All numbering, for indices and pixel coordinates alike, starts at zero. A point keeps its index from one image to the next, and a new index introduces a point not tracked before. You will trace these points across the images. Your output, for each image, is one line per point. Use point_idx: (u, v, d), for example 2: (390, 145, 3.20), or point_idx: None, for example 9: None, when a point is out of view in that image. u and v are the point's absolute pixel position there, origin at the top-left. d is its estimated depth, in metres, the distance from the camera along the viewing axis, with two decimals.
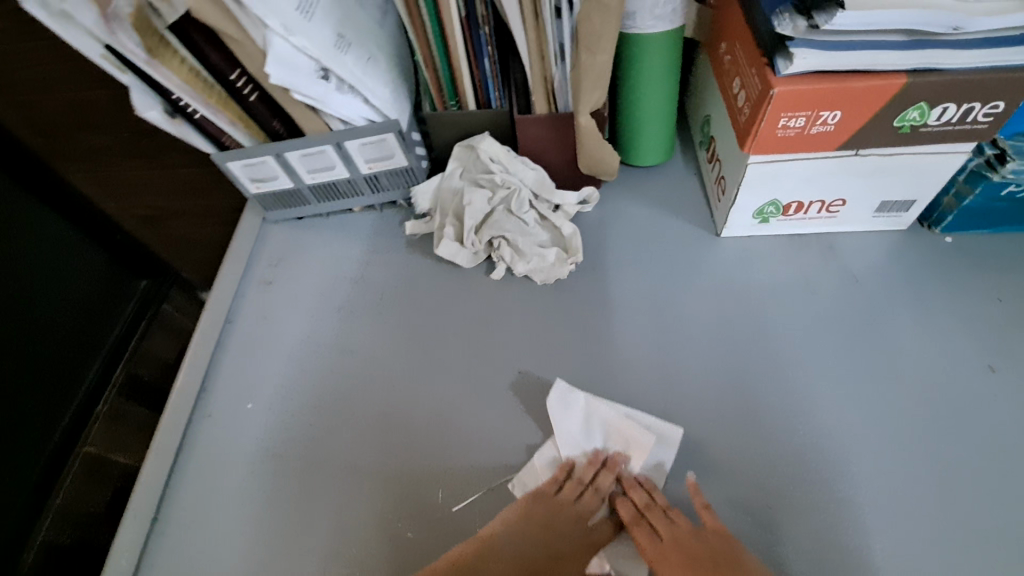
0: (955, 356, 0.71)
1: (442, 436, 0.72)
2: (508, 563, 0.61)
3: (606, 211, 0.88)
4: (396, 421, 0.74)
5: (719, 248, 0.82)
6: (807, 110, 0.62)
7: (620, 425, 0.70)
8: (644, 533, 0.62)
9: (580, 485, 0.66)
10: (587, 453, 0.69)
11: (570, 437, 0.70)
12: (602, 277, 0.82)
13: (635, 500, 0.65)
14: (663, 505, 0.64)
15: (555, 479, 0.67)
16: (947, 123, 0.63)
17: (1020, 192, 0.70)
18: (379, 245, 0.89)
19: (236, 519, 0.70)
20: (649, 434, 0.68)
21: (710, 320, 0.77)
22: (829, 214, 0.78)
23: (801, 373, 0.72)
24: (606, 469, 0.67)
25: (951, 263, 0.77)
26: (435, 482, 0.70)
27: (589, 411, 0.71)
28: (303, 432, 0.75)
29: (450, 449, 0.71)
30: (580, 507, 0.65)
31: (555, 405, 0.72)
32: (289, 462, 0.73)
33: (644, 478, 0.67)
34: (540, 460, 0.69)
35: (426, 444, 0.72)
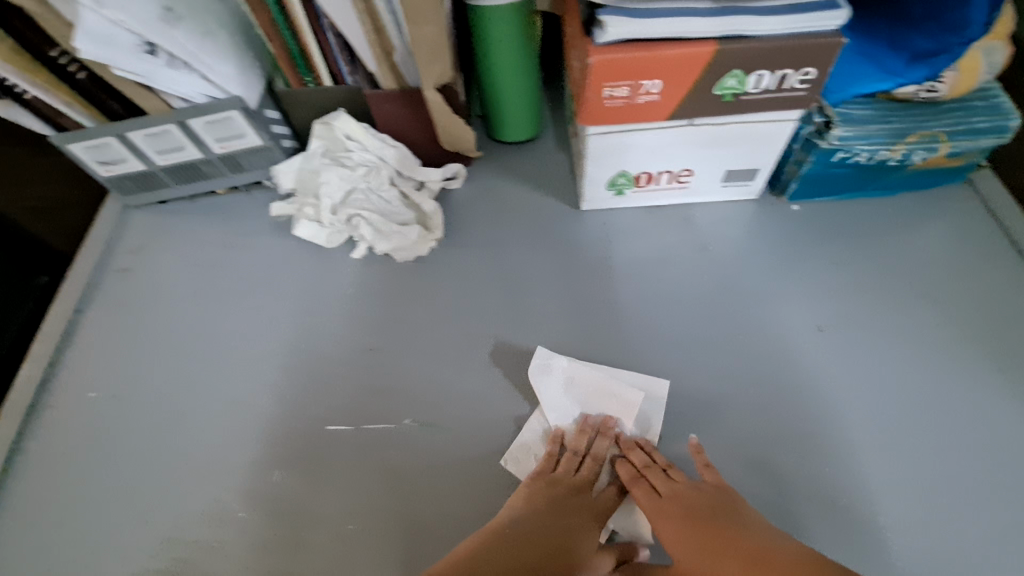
0: (792, 319, 0.74)
1: (300, 382, 0.73)
2: (519, 544, 0.55)
3: (473, 188, 0.87)
4: (357, 382, 0.72)
5: (581, 221, 0.83)
6: (628, 80, 0.62)
7: (604, 383, 0.69)
8: (643, 490, 0.61)
9: (576, 456, 0.64)
10: (575, 420, 0.68)
11: (557, 405, 0.69)
12: (467, 254, 0.82)
13: (635, 460, 0.64)
14: (663, 464, 0.63)
15: (550, 454, 0.64)
16: (766, 90, 0.64)
17: (850, 159, 0.72)
18: (243, 227, 0.86)
19: (108, 487, 0.68)
20: (636, 391, 0.68)
21: (568, 293, 0.77)
22: (680, 184, 0.79)
23: (647, 341, 0.73)
24: (600, 434, 0.66)
25: (798, 230, 0.80)
26: (295, 426, 0.70)
27: (572, 374, 0.70)
28: (158, 385, 0.74)
29: (308, 390, 0.72)
30: (581, 477, 0.63)
31: (536, 371, 0.71)
32: (270, 442, 0.69)
33: (642, 439, 0.66)
34: (530, 433, 0.67)
35: (294, 387, 0.72)
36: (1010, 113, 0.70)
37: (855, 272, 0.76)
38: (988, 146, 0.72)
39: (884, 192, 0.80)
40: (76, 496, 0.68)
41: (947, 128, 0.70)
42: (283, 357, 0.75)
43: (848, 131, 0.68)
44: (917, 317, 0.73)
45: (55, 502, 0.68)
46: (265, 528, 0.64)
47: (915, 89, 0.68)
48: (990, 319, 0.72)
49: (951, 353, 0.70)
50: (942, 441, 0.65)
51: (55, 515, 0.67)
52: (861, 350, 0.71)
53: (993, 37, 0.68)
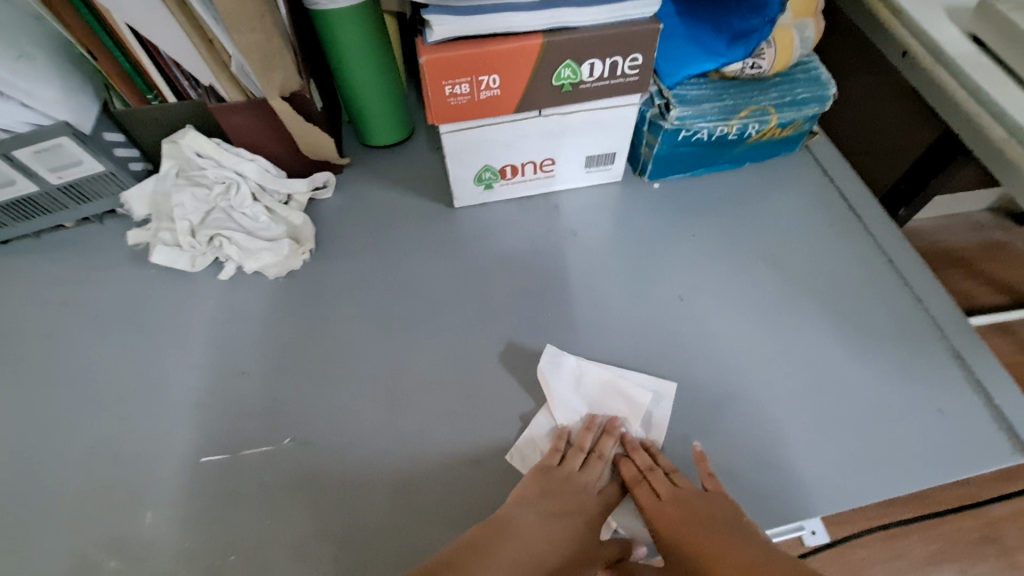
0: (653, 291, 0.77)
1: (178, 417, 0.69)
2: (519, 541, 0.56)
3: (345, 196, 0.86)
4: (284, 412, 0.69)
5: (457, 219, 0.84)
6: (465, 76, 0.63)
7: (611, 382, 0.70)
8: (645, 492, 0.61)
9: (582, 452, 0.65)
10: (582, 418, 0.68)
11: (565, 405, 0.68)
12: (342, 263, 0.80)
13: (638, 462, 0.64)
14: (667, 468, 0.63)
15: (555, 450, 0.64)
16: (601, 78, 0.66)
17: (694, 136, 0.76)
18: (98, 260, 0.81)
19: None
20: (644, 391, 0.69)
21: (449, 291, 0.78)
22: (546, 173, 0.81)
23: (524, 330, 0.74)
24: (605, 434, 0.66)
25: (661, 206, 0.84)
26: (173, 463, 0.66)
27: (586, 373, 0.70)
28: (12, 440, 0.69)
29: (188, 424, 0.69)
30: (586, 474, 0.63)
31: (548, 369, 0.70)
32: (203, 483, 0.65)
33: (646, 440, 0.66)
34: (537, 431, 0.67)
35: (174, 422, 0.69)
36: (826, 85, 0.77)
37: (715, 240, 0.81)
38: (813, 116, 0.79)
39: (733, 164, 0.86)
40: None
41: (772, 102, 0.76)
42: (153, 393, 0.71)
43: (683, 111, 0.73)
44: (769, 276, 0.78)
45: None
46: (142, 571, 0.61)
47: (740, 67, 0.73)
48: (832, 270, 0.77)
49: (800, 305, 0.75)
50: (794, 388, 0.69)
51: None
52: (719, 313, 0.75)
53: (804, 14, 0.75)
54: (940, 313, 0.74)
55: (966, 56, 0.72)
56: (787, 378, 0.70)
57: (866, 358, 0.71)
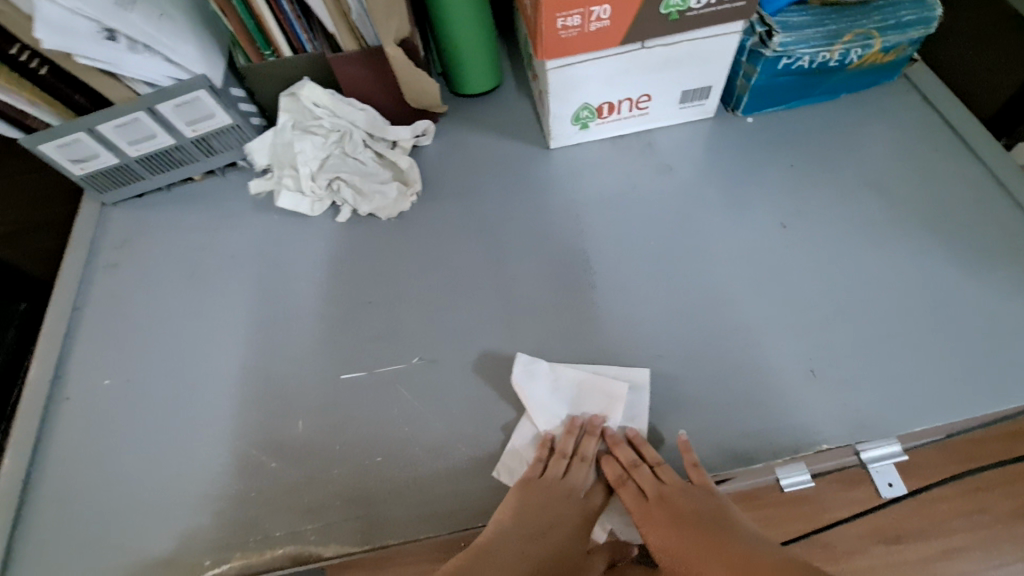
0: (750, 221, 0.79)
1: (310, 346, 0.75)
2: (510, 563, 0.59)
3: (444, 143, 0.90)
4: (408, 339, 0.75)
5: (552, 160, 0.87)
6: (578, 7, 0.65)
7: (589, 380, 0.69)
8: (631, 492, 0.63)
9: (564, 458, 0.65)
10: (564, 421, 0.68)
11: (544, 410, 0.68)
12: (446, 205, 0.85)
13: (622, 458, 0.65)
14: (650, 461, 0.64)
15: (541, 458, 0.65)
16: (708, 4, 0.68)
17: (794, 64, 0.77)
18: (225, 209, 0.88)
19: (134, 465, 0.70)
20: (619, 383, 0.68)
21: (548, 228, 0.82)
22: (640, 111, 0.83)
23: (624, 261, 0.78)
24: (587, 434, 0.67)
25: (754, 141, 0.85)
26: (310, 386, 0.72)
27: (558, 376, 0.70)
28: (169, 366, 0.76)
29: (319, 355, 0.74)
30: (570, 480, 0.64)
31: (522, 379, 0.69)
32: (339, 401, 0.71)
33: (631, 432, 0.67)
34: (521, 440, 0.67)
35: (306, 350, 0.75)
36: (933, 5, 0.76)
37: (810, 172, 0.82)
38: (918, 39, 0.78)
39: (828, 96, 0.85)
40: (106, 478, 0.70)
41: (877, 25, 0.75)
42: (286, 323, 0.78)
43: (786, 37, 0.74)
44: (871, 204, 0.78)
45: (87, 487, 0.69)
46: (293, 473, 0.67)
47: None
48: (937, 197, 0.78)
49: (903, 233, 0.76)
50: (901, 307, 0.71)
51: (88, 500, 0.68)
52: (821, 240, 0.77)
53: None
54: None
55: None
56: (892, 299, 0.71)
57: (977, 279, 0.72)
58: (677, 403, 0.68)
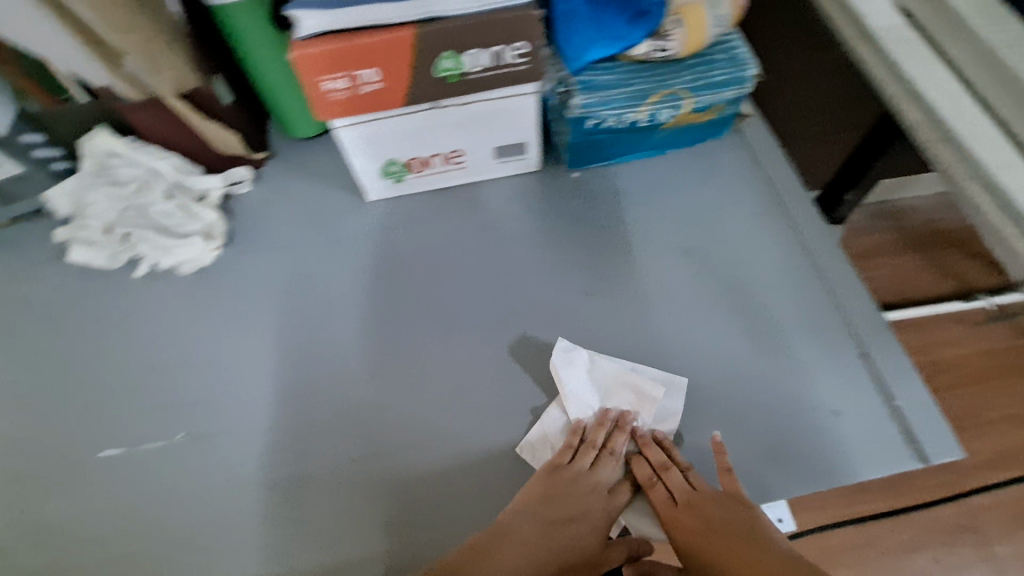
0: (556, 285, 0.76)
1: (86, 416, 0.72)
2: (517, 549, 0.57)
3: (263, 189, 0.85)
4: (185, 409, 0.71)
5: (370, 213, 0.83)
6: (341, 72, 0.62)
7: (625, 376, 0.68)
8: (659, 494, 0.61)
9: (594, 449, 0.64)
10: (596, 413, 0.67)
11: (575, 398, 0.67)
12: (253, 260, 0.81)
13: (652, 459, 0.63)
14: (682, 465, 0.62)
15: (568, 446, 0.64)
16: (486, 68, 0.64)
17: (603, 125, 0.73)
18: (25, 258, 0.83)
19: None
20: (655, 385, 0.67)
21: (354, 287, 0.78)
22: (456, 166, 0.79)
23: (426, 322, 0.75)
24: (617, 429, 0.65)
25: (577, 198, 0.82)
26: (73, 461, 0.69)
27: (597, 367, 0.69)
28: None
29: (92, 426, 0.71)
30: (598, 473, 0.62)
31: (560, 363, 0.69)
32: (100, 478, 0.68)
33: (658, 433, 0.65)
34: (550, 426, 0.67)
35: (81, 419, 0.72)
36: (747, 64, 0.73)
37: (627, 234, 0.79)
38: (735, 98, 0.74)
39: (656, 150, 0.83)
40: None
41: (687, 85, 0.72)
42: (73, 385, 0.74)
43: (587, 99, 0.70)
44: (682, 270, 0.76)
45: None
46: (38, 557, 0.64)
47: (647, 49, 0.70)
48: (751, 263, 0.75)
49: (710, 303, 0.73)
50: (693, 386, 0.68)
51: None
52: (627, 308, 0.74)
53: None
54: (853, 311, 0.70)
55: (891, 29, 0.66)
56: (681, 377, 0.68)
57: (770, 354, 0.69)
58: (445, 490, 0.64)
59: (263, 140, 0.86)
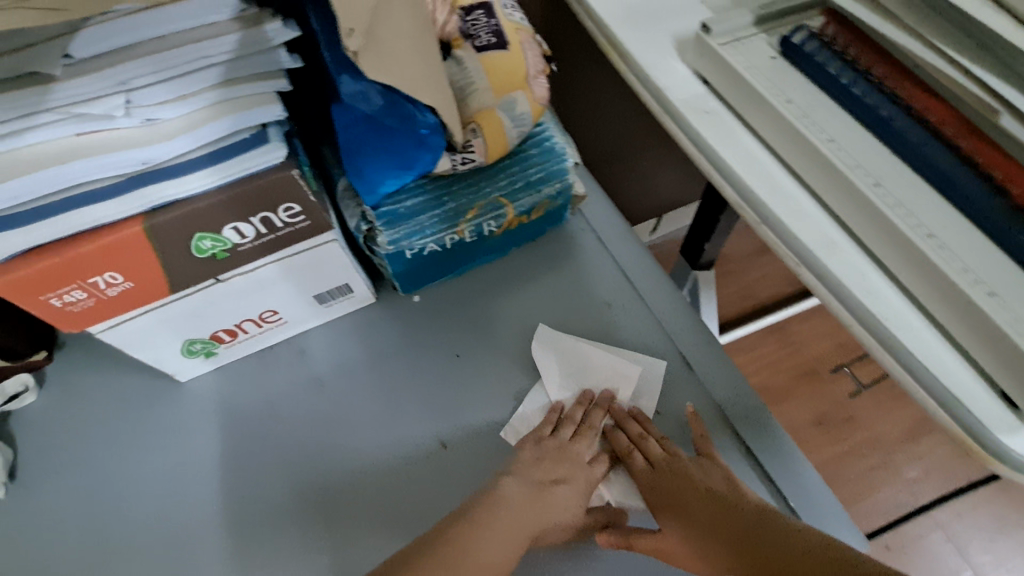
0: (411, 434, 0.67)
1: None
2: (510, 514, 0.55)
3: (54, 393, 0.72)
4: None
5: (184, 397, 0.71)
6: (71, 284, 0.50)
7: (605, 356, 0.70)
8: (640, 461, 0.63)
9: (574, 425, 0.66)
10: (574, 394, 0.69)
11: (557, 379, 0.69)
12: (44, 491, 0.66)
13: (630, 432, 0.66)
14: (657, 434, 0.65)
15: (548, 421, 0.65)
16: (259, 236, 0.55)
17: (423, 252, 0.65)
18: None
19: None
20: (633, 365, 0.69)
21: (175, 494, 0.65)
22: (273, 324, 0.69)
23: (268, 520, 0.63)
24: (597, 406, 0.67)
25: (419, 323, 0.73)
26: None
27: (576, 349, 0.70)
28: None
29: None
30: (579, 444, 0.64)
31: (541, 346, 0.70)
32: None
33: (634, 410, 0.67)
34: (530, 406, 0.67)
35: None
36: (563, 154, 0.68)
37: (480, 355, 0.71)
38: (560, 191, 0.69)
39: (500, 254, 0.76)
40: None
41: (503, 192, 0.66)
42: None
43: (393, 233, 0.63)
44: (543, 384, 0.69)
45: None
46: None
47: (450, 164, 0.62)
48: (613, 361, 0.70)
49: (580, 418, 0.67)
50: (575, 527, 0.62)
51: None
52: (495, 444, 0.65)
53: (511, 88, 0.64)
54: (723, 397, 0.68)
55: (692, 100, 0.62)
56: None
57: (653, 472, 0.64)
58: None
59: (41, 338, 0.71)
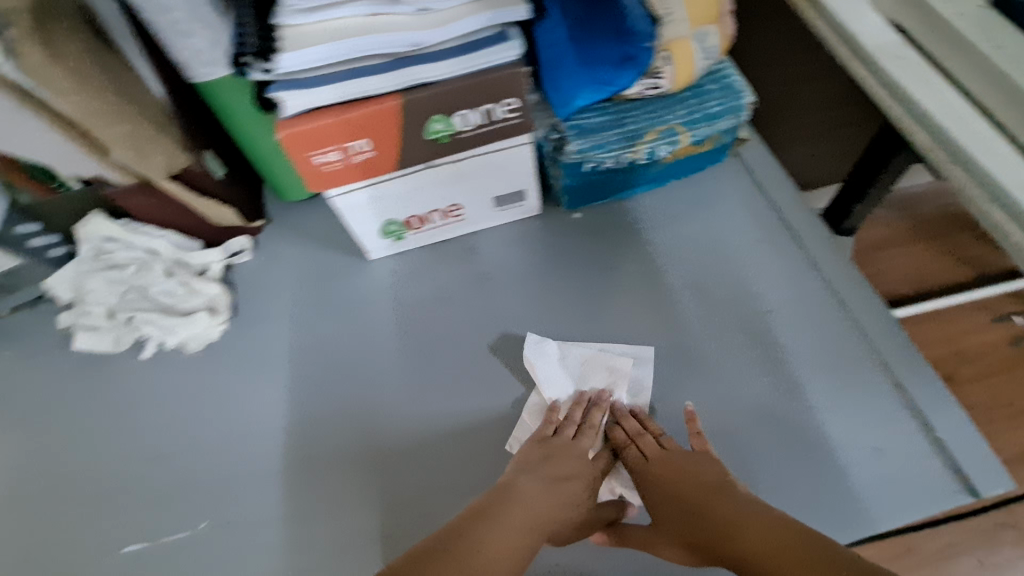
0: (567, 331, 0.75)
1: (101, 516, 0.70)
2: (526, 509, 0.55)
3: (264, 258, 0.85)
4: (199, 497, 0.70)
5: (371, 273, 0.82)
6: (331, 145, 0.60)
7: (595, 357, 0.71)
8: (634, 456, 0.63)
9: (575, 424, 0.65)
10: (571, 395, 0.69)
11: (556, 383, 0.70)
12: (257, 332, 0.80)
13: (628, 428, 0.65)
14: (655, 431, 0.65)
15: (549, 422, 0.65)
16: (478, 126, 0.63)
17: (600, 167, 0.72)
18: (30, 347, 0.82)
19: None
20: (626, 358, 0.71)
21: (362, 351, 0.77)
22: (455, 219, 0.78)
23: (433, 381, 0.73)
24: (595, 405, 0.67)
25: (578, 238, 0.81)
26: (94, 557, 0.68)
27: (567, 354, 0.72)
28: None
29: (110, 528, 0.69)
30: (583, 443, 0.63)
31: (532, 355, 0.72)
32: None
33: (635, 407, 0.68)
34: (528, 411, 0.69)
35: (94, 520, 0.70)
36: (739, 92, 0.72)
37: (633, 272, 0.78)
38: (731, 127, 0.73)
39: (657, 184, 0.82)
40: None
41: (680, 119, 0.71)
42: (70, 496, 0.72)
43: (582, 144, 0.69)
44: (691, 308, 0.74)
45: None
46: None
47: (638, 88, 0.69)
48: (761, 293, 0.74)
49: (726, 339, 0.72)
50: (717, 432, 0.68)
51: None
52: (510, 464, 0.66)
53: (705, 21, 0.69)
54: (874, 339, 0.69)
55: (888, 46, 0.63)
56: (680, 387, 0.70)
57: (798, 398, 0.67)
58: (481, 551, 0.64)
59: (258, 208, 0.86)
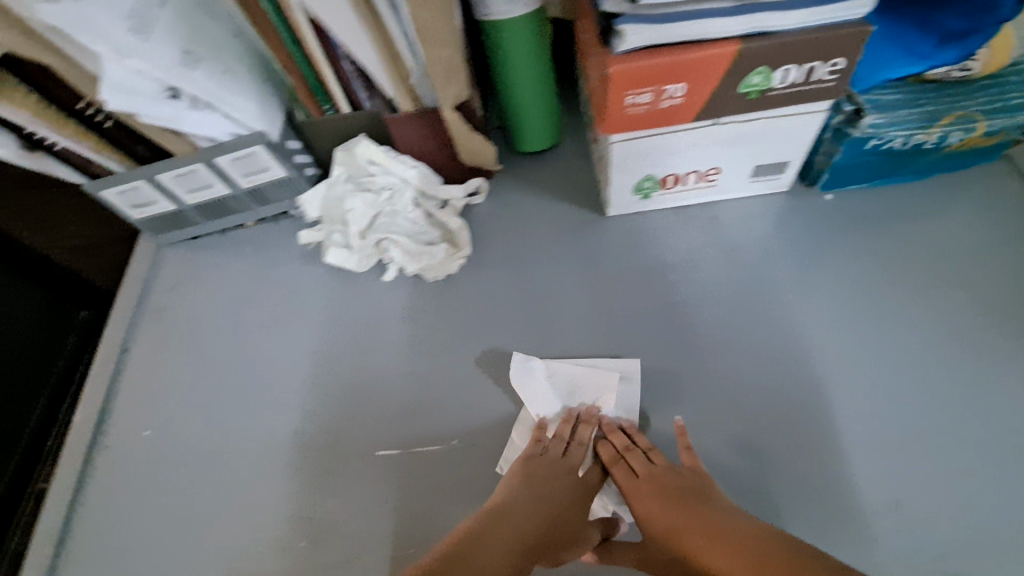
0: (820, 310, 0.73)
1: (341, 421, 0.74)
2: (520, 521, 0.56)
3: (497, 202, 0.87)
4: (434, 418, 0.72)
5: (607, 227, 0.82)
6: (651, 85, 0.61)
7: (585, 373, 0.71)
8: (622, 471, 0.62)
9: (562, 441, 0.65)
10: (559, 412, 0.70)
11: (543, 400, 0.71)
12: (494, 269, 0.81)
13: (616, 444, 0.65)
14: (643, 446, 0.64)
15: (537, 440, 0.66)
16: (793, 84, 0.62)
17: (884, 146, 0.70)
18: (274, 257, 0.87)
19: (177, 515, 0.71)
20: (609, 373, 0.71)
21: (600, 302, 0.77)
22: (707, 183, 0.78)
23: (677, 341, 0.73)
24: (582, 422, 0.67)
25: (829, 219, 0.78)
26: (339, 457, 0.72)
27: (551, 372, 0.72)
28: (201, 424, 0.76)
29: (352, 433, 0.73)
30: (570, 459, 0.64)
31: (518, 376, 0.72)
32: (366, 478, 0.70)
33: (625, 422, 0.68)
34: (518, 429, 0.70)
35: (334, 423, 0.74)
36: None
37: (890, 260, 0.75)
38: None
39: (916, 175, 0.79)
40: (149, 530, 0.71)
41: (981, 107, 0.68)
42: (310, 398, 0.76)
43: (878, 119, 0.67)
44: (957, 303, 0.71)
45: (133, 533, 0.71)
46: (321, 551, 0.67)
47: (947, 70, 0.67)
48: None
49: (1000, 339, 0.69)
50: (993, 432, 0.64)
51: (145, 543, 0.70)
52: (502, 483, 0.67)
53: None
54: None
55: None
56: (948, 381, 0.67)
57: None
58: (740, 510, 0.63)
59: None
